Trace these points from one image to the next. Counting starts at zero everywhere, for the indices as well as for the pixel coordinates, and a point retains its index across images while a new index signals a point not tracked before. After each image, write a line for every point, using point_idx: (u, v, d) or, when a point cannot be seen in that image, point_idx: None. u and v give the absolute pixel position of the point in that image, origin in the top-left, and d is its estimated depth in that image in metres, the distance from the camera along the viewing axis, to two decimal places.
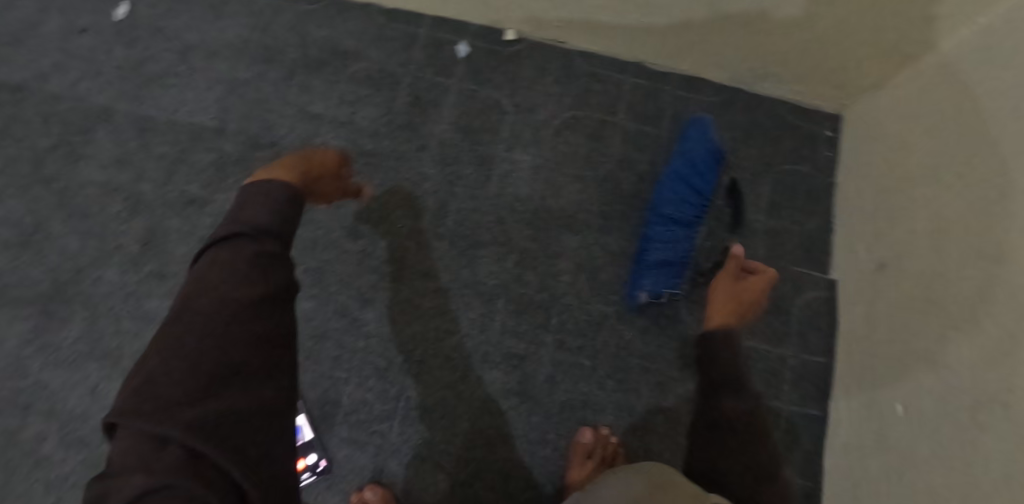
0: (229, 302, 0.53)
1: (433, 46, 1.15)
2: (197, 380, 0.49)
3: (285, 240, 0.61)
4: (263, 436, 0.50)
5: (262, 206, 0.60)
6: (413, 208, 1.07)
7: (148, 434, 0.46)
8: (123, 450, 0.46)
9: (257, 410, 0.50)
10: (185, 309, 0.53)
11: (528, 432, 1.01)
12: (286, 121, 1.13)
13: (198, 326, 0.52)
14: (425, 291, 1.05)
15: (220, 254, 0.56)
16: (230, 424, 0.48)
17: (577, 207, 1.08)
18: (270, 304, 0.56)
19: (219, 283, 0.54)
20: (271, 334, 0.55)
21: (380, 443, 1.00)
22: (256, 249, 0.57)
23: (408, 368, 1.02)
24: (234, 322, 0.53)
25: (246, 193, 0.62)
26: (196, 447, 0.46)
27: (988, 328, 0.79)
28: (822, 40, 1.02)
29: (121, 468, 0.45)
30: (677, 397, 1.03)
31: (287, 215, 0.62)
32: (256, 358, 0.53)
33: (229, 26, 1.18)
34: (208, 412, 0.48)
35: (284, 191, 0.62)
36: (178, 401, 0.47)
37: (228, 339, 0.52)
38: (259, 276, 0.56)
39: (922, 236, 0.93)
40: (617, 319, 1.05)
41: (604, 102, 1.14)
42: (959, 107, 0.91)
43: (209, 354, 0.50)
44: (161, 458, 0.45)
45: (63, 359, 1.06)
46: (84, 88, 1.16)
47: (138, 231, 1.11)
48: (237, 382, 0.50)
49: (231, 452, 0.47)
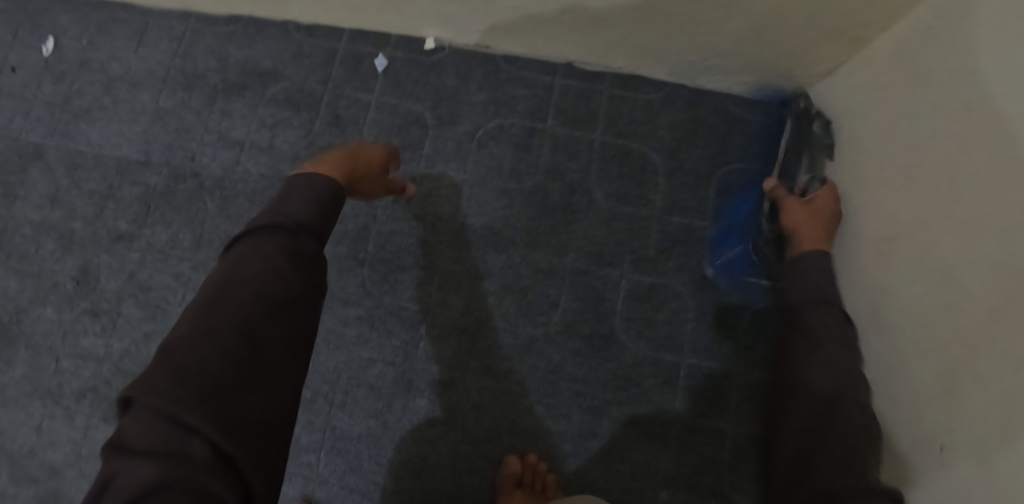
0: (268, 299, 0.65)
1: (352, 60, 1.11)
2: (226, 372, 0.60)
3: (321, 235, 0.74)
4: (274, 437, 0.62)
5: (305, 200, 0.74)
6: (334, 233, 1.04)
7: (173, 419, 0.56)
8: (145, 420, 0.56)
9: (274, 406, 0.62)
10: (225, 301, 0.64)
11: (456, 461, 0.97)
12: (208, 148, 1.10)
13: (235, 320, 0.63)
14: (348, 318, 1.02)
15: (262, 242, 0.69)
16: (251, 421, 0.60)
17: (503, 224, 1.03)
18: (300, 303, 0.67)
19: (259, 277, 0.66)
20: (294, 336, 0.66)
21: (308, 474, 0.98)
22: (296, 244, 0.70)
23: (334, 398, 1.00)
24: (268, 319, 0.64)
25: (295, 185, 0.75)
26: (217, 442, 0.57)
27: (939, 349, 0.73)
28: (754, 25, 0.93)
29: (138, 446, 0.55)
30: (612, 420, 0.98)
31: (325, 210, 0.75)
32: (281, 355, 0.65)
33: (152, 53, 1.15)
34: (232, 408, 0.59)
35: (330, 187, 0.76)
36: (207, 388, 0.59)
37: (258, 335, 0.63)
38: (297, 274, 0.68)
39: (870, 246, 0.87)
40: (546, 341, 1.00)
41: (531, 108, 1.08)
42: (909, 102, 0.83)
43: (240, 349, 0.62)
44: (187, 444, 0.56)
45: (8, 398, 1.07)
46: (16, 127, 1.14)
47: (71, 271, 1.09)
48: (264, 377, 0.62)
49: (246, 448, 0.59)
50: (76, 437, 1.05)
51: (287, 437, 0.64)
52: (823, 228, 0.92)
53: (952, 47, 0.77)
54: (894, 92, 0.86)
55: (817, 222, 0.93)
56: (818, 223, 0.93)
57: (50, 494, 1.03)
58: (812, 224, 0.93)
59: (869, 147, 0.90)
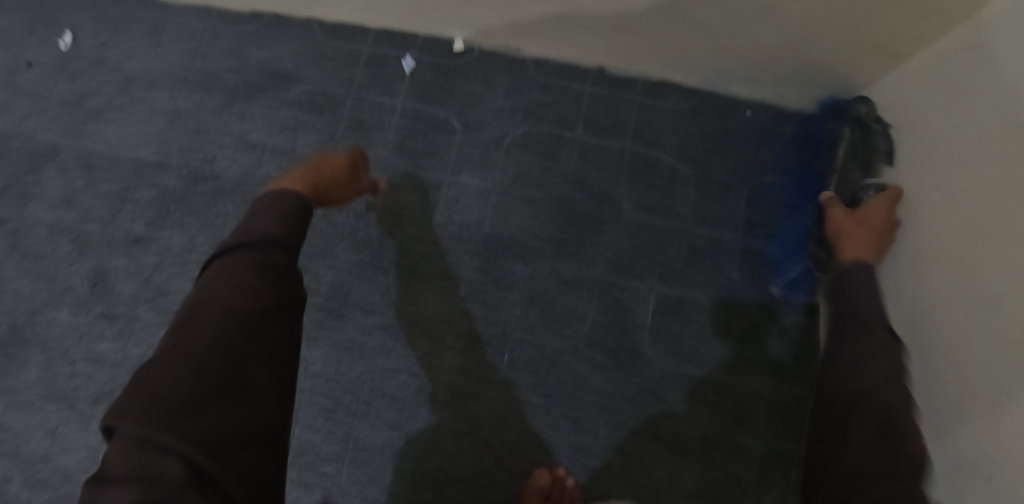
0: (236, 313, 0.64)
1: (375, 63, 1.09)
2: (200, 391, 0.59)
3: (291, 247, 0.72)
4: (254, 452, 0.61)
5: (270, 217, 0.72)
6: (357, 240, 1.03)
7: (149, 443, 0.56)
8: (123, 448, 0.56)
9: (253, 422, 0.61)
10: (195, 321, 0.63)
11: (478, 474, 0.96)
12: (227, 151, 1.08)
13: (207, 337, 0.62)
14: (371, 327, 1.00)
15: (229, 261, 0.68)
16: (229, 438, 0.59)
17: (529, 235, 1.01)
18: (273, 314, 0.66)
19: (228, 293, 0.65)
20: (270, 350, 0.65)
21: (328, 485, 0.97)
22: (263, 257, 0.69)
23: (356, 408, 0.99)
24: (240, 332, 0.63)
25: (261, 206, 0.74)
26: (194, 462, 0.56)
27: (977, 378, 0.72)
28: (791, 36, 0.91)
29: (118, 474, 0.55)
30: (637, 436, 0.96)
31: (292, 222, 0.73)
32: (257, 368, 0.63)
33: (169, 51, 1.12)
34: (209, 426, 0.58)
35: (294, 200, 0.75)
36: (182, 407, 0.58)
37: (230, 349, 0.62)
38: (267, 285, 0.67)
39: (908, 265, 0.86)
40: (572, 355, 0.98)
41: (559, 115, 1.06)
42: (951, 121, 0.81)
43: (213, 365, 0.61)
44: (163, 467, 0.55)
45: (23, 402, 1.05)
46: (31, 126, 1.12)
47: (87, 273, 1.07)
48: (240, 392, 0.61)
49: (223, 465, 0.58)
50: (92, 442, 1.03)
51: (271, 452, 0.63)
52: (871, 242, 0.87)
53: (996, 68, 0.75)
54: (935, 109, 0.84)
55: (864, 233, 0.87)
56: (864, 233, 0.87)
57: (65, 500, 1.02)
58: (856, 232, 0.88)
59: (909, 165, 0.88)
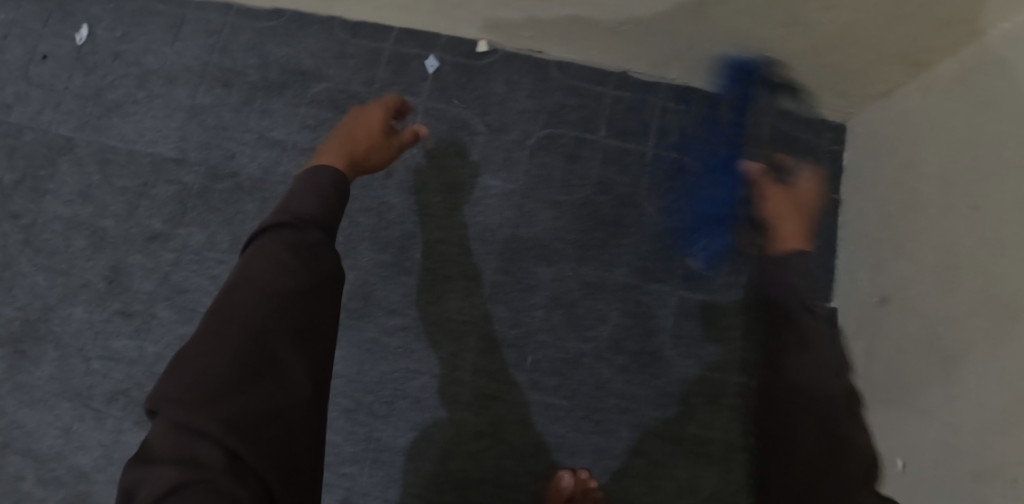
0: (271, 294, 0.62)
1: (398, 62, 1.08)
2: (236, 375, 0.57)
3: (328, 225, 0.69)
4: (291, 435, 0.59)
5: (311, 196, 0.70)
6: (380, 240, 1.02)
7: (188, 425, 0.54)
8: (164, 431, 0.55)
9: (291, 407, 0.59)
10: (232, 303, 0.61)
11: (500, 476, 0.96)
12: (247, 148, 1.07)
13: (242, 317, 0.60)
14: (393, 328, 1.00)
15: (267, 241, 0.66)
16: (267, 424, 0.57)
17: (552, 236, 1.02)
18: (309, 294, 0.64)
19: (262, 274, 0.63)
20: (305, 330, 0.63)
21: (349, 486, 0.97)
22: (301, 236, 0.66)
23: (377, 409, 0.99)
24: (274, 312, 0.61)
25: (300, 183, 0.72)
26: (231, 447, 0.54)
27: (997, 387, 0.72)
28: (817, 47, 0.92)
29: (159, 457, 0.53)
30: (658, 438, 0.97)
31: (330, 201, 0.71)
32: (294, 351, 0.61)
33: (187, 46, 1.12)
34: (244, 409, 0.56)
35: (330, 179, 0.73)
36: (220, 391, 0.56)
37: (265, 330, 0.60)
38: (302, 266, 0.64)
39: (929, 271, 0.86)
40: (594, 357, 0.99)
41: (582, 118, 1.06)
42: (975, 129, 0.81)
43: (250, 348, 0.59)
44: (201, 451, 0.54)
45: (37, 399, 1.04)
46: (46, 119, 1.12)
47: (103, 270, 1.06)
48: (278, 377, 0.59)
49: (260, 450, 0.56)
50: (107, 441, 1.02)
51: (310, 438, 0.61)
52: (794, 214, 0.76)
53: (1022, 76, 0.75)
54: (958, 117, 0.84)
55: (790, 204, 0.77)
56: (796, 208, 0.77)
57: (79, 499, 1.01)
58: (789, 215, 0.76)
59: (929, 173, 0.88)
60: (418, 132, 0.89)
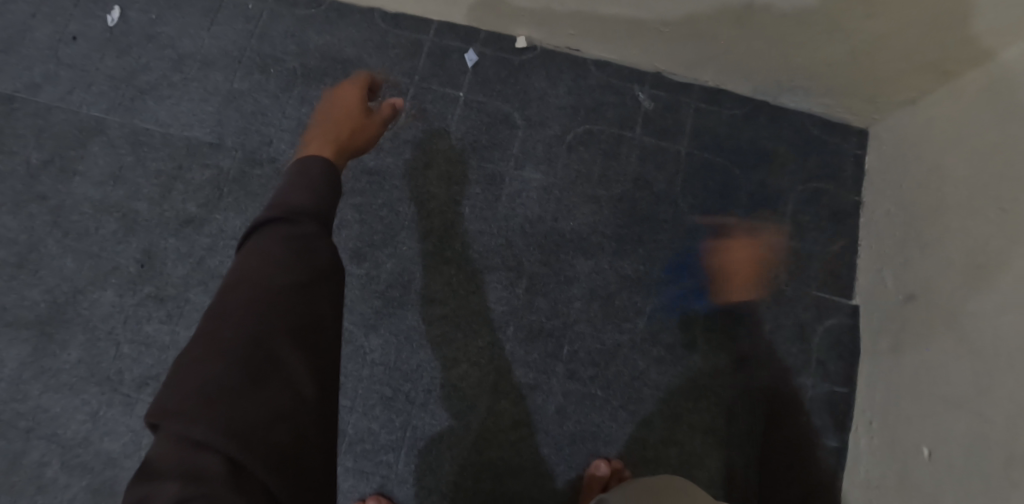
0: (267, 295, 0.62)
1: (439, 54, 1.10)
2: (235, 379, 0.57)
3: (323, 219, 0.70)
4: (294, 439, 0.58)
5: (306, 188, 0.70)
6: (420, 229, 1.04)
7: (189, 435, 0.54)
8: (166, 443, 0.54)
9: (290, 409, 0.59)
10: (230, 307, 0.61)
11: (538, 463, 0.98)
12: (286, 135, 1.08)
13: (237, 320, 0.60)
14: (432, 316, 1.02)
15: (259, 239, 0.66)
16: (267, 428, 0.57)
17: (591, 229, 1.05)
18: (306, 289, 0.64)
19: (258, 273, 0.63)
20: (303, 327, 0.63)
21: (386, 473, 0.98)
22: (296, 229, 0.67)
23: (416, 397, 1.00)
24: (270, 311, 0.61)
25: (291, 176, 0.72)
26: (234, 455, 0.54)
27: None
28: (850, 51, 0.95)
29: (161, 470, 0.52)
30: (690, 428, 1.00)
31: (326, 192, 0.72)
32: (292, 353, 0.61)
33: (226, 33, 1.12)
34: (245, 414, 0.56)
35: (322, 169, 0.73)
36: (221, 398, 0.56)
37: (263, 330, 0.60)
38: (296, 263, 0.65)
39: (957, 271, 0.87)
40: (630, 348, 1.02)
41: (620, 116, 1.09)
42: (1004, 134, 0.83)
43: (248, 353, 0.59)
44: (203, 461, 0.53)
45: (62, 384, 1.02)
46: (75, 100, 1.11)
47: (135, 253, 1.05)
48: (277, 380, 0.59)
49: (263, 455, 0.55)
50: (136, 426, 1.01)
51: (313, 442, 0.60)
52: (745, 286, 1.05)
53: None
54: (988, 123, 0.86)
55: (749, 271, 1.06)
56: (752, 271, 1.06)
57: (108, 484, 0.99)
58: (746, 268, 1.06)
59: (958, 175, 0.90)
60: (397, 100, 0.92)
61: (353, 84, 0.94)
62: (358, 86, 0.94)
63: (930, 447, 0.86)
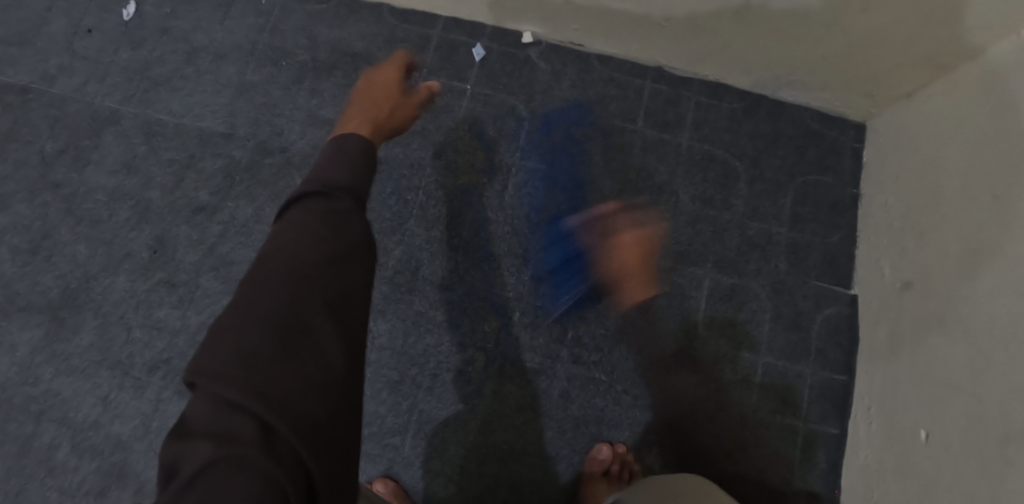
0: (303, 262, 0.58)
1: (446, 48, 1.13)
2: (271, 347, 0.53)
3: (361, 195, 0.66)
4: (328, 412, 0.53)
5: (345, 161, 0.66)
6: (427, 218, 1.07)
7: (223, 396, 0.50)
8: (200, 405, 0.50)
9: (325, 381, 0.54)
10: (265, 273, 0.57)
11: (542, 447, 1.00)
12: (296, 126, 1.11)
13: (274, 283, 0.56)
14: (439, 302, 1.04)
15: (296, 208, 0.62)
16: (301, 396, 0.52)
17: (595, 219, 1.08)
18: (344, 261, 0.60)
19: (294, 240, 0.59)
20: (339, 297, 0.58)
21: (392, 456, 0.99)
22: (332, 201, 0.63)
23: (423, 381, 1.02)
24: (305, 279, 0.57)
25: (329, 146, 0.68)
26: (268, 422, 0.49)
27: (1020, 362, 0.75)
28: (847, 45, 0.97)
29: (193, 432, 0.49)
30: (692, 412, 1.02)
31: (363, 166, 0.67)
32: (327, 325, 0.56)
33: (238, 26, 1.15)
34: (280, 380, 0.52)
35: (360, 143, 0.68)
36: (256, 362, 0.52)
37: (299, 296, 0.56)
38: (333, 234, 0.60)
39: (952, 257, 0.89)
40: (633, 335, 1.04)
41: (622, 109, 1.12)
42: (997, 123, 0.86)
43: (285, 318, 0.55)
44: (236, 424, 0.49)
45: (74, 367, 1.04)
46: (90, 91, 1.13)
47: (147, 240, 1.08)
48: (313, 350, 0.55)
49: (297, 427, 0.50)
50: (146, 409, 1.02)
51: (346, 422, 0.55)
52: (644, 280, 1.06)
53: None
54: (981, 113, 0.88)
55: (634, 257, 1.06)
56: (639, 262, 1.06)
57: (117, 467, 1.00)
58: (628, 255, 1.07)
59: (952, 165, 0.92)
60: (435, 82, 0.91)
61: (392, 64, 0.96)
62: (396, 66, 0.95)
63: (928, 430, 0.87)
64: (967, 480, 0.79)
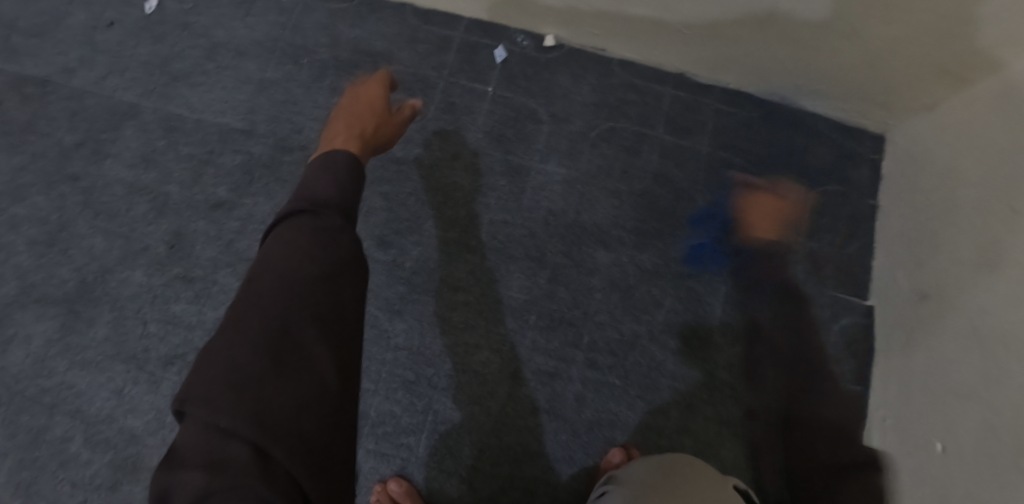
0: (290, 283, 0.61)
1: (467, 50, 1.14)
2: (259, 371, 0.57)
3: (349, 208, 0.68)
4: (322, 428, 0.57)
5: (330, 177, 0.68)
6: (445, 219, 1.07)
7: (216, 424, 0.54)
8: (195, 431, 0.55)
9: (317, 398, 0.58)
10: (253, 297, 0.60)
11: (556, 450, 1.00)
12: (316, 123, 1.11)
13: (261, 307, 0.59)
14: (456, 303, 1.04)
15: (282, 227, 0.65)
16: (291, 417, 0.56)
17: (613, 223, 1.08)
18: (332, 277, 0.63)
19: (280, 261, 0.62)
20: (328, 315, 0.61)
21: (406, 456, 0.99)
22: (318, 218, 0.65)
23: (438, 381, 1.02)
24: (292, 300, 0.60)
25: (315, 163, 0.70)
26: (260, 446, 0.54)
27: None
28: (867, 55, 0.98)
29: (190, 458, 0.53)
30: (706, 419, 1.02)
31: (350, 179, 0.70)
32: (317, 341, 0.59)
33: (259, 24, 1.16)
34: (269, 404, 0.56)
35: (345, 158, 0.70)
36: (245, 388, 0.56)
37: (286, 317, 0.59)
38: (318, 252, 0.63)
39: (968, 268, 0.90)
40: (648, 340, 1.04)
41: (642, 114, 1.13)
42: (1015, 134, 0.86)
43: (273, 340, 0.58)
44: (229, 451, 0.53)
45: (88, 360, 1.04)
46: (109, 85, 1.13)
47: (164, 235, 1.08)
48: (303, 369, 0.58)
49: (289, 447, 0.55)
50: (161, 404, 1.02)
51: (344, 433, 0.59)
52: (763, 222, 1.09)
53: None
54: (1000, 124, 0.89)
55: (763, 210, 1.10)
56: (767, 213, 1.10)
57: (130, 461, 1.00)
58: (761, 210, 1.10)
59: (971, 176, 0.92)
60: (417, 102, 0.94)
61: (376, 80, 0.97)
62: (381, 83, 0.96)
63: (942, 441, 0.87)
64: (983, 489, 0.79)
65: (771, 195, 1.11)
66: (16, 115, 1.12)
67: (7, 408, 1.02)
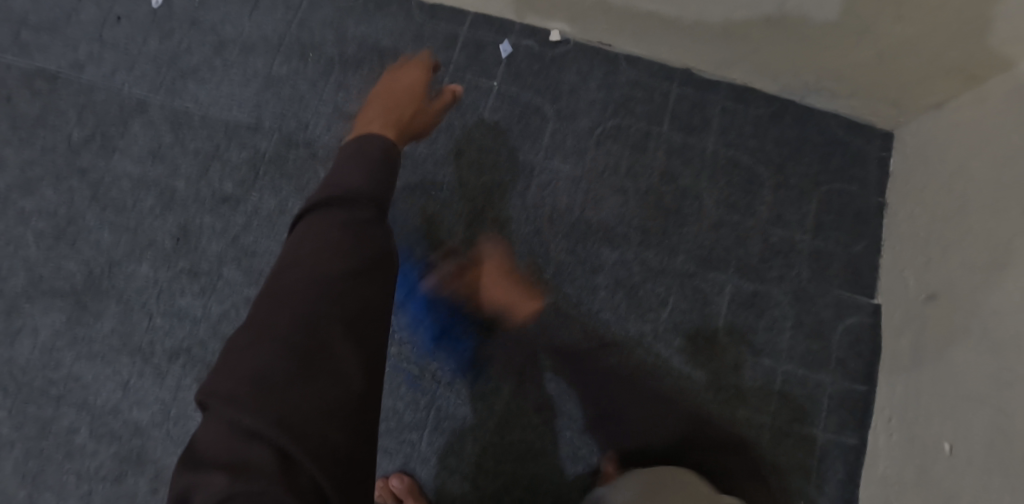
0: (319, 281, 0.60)
1: (474, 47, 1.13)
2: (285, 370, 0.55)
3: (380, 205, 0.68)
4: (345, 433, 0.55)
5: (364, 172, 0.68)
6: (450, 215, 1.07)
7: (239, 423, 0.52)
8: (217, 430, 0.53)
9: (343, 401, 0.56)
10: (280, 295, 0.59)
11: (560, 447, 1.00)
12: (322, 120, 1.11)
13: (289, 304, 0.58)
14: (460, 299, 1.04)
15: (314, 220, 0.64)
16: (316, 420, 0.54)
17: (618, 220, 1.08)
18: (360, 277, 0.61)
19: (308, 257, 0.61)
20: (356, 315, 0.60)
21: (409, 452, 1.00)
22: (351, 213, 0.65)
23: (441, 378, 1.02)
24: (321, 298, 0.59)
25: (346, 156, 0.70)
26: (284, 448, 0.52)
27: None
28: (876, 53, 0.97)
29: (211, 460, 0.52)
30: None
31: (382, 176, 0.70)
32: (344, 341, 0.58)
33: (266, 19, 1.16)
34: (294, 405, 0.54)
35: (382, 151, 0.71)
36: (270, 387, 0.54)
37: (315, 316, 0.58)
38: (349, 249, 0.62)
39: (978, 269, 0.88)
40: (653, 338, 1.04)
41: (649, 112, 1.12)
42: None
43: (301, 339, 0.57)
44: (251, 453, 0.51)
45: (95, 353, 1.04)
46: (118, 80, 1.14)
47: (171, 229, 1.08)
48: (329, 370, 0.56)
49: (313, 451, 0.52)
50: (166, 396, 1.03)
51: (365, 439, 0.57)
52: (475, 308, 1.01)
53: None
54: (1011, 123, 0.87)
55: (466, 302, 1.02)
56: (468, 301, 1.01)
57: (136, 452, 1.01)
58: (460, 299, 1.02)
59: (981, 176, 0.91)
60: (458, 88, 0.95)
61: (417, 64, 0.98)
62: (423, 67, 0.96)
63: (951, 443, 0.86)
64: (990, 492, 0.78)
65: (778, 201, 1.10)
66: (26, 109, 1.13)
67: (15, 398, 1.03)
